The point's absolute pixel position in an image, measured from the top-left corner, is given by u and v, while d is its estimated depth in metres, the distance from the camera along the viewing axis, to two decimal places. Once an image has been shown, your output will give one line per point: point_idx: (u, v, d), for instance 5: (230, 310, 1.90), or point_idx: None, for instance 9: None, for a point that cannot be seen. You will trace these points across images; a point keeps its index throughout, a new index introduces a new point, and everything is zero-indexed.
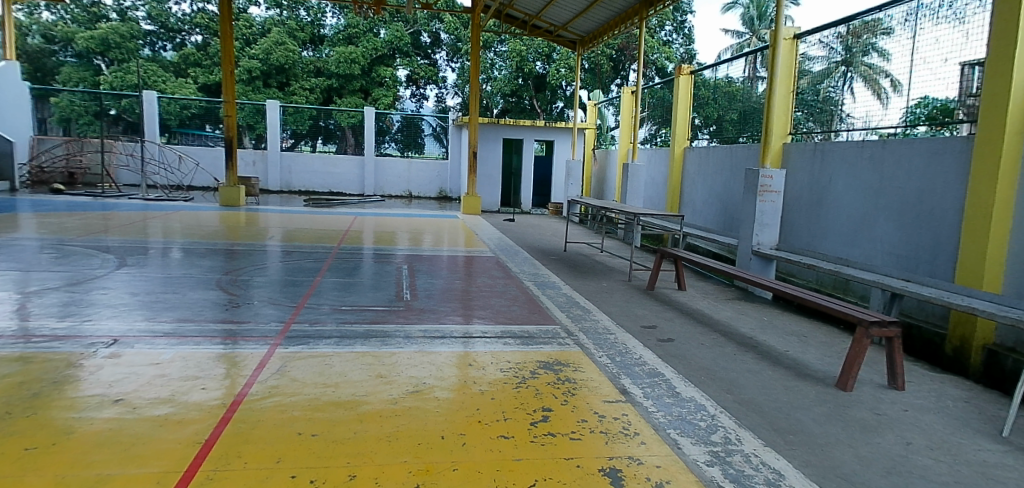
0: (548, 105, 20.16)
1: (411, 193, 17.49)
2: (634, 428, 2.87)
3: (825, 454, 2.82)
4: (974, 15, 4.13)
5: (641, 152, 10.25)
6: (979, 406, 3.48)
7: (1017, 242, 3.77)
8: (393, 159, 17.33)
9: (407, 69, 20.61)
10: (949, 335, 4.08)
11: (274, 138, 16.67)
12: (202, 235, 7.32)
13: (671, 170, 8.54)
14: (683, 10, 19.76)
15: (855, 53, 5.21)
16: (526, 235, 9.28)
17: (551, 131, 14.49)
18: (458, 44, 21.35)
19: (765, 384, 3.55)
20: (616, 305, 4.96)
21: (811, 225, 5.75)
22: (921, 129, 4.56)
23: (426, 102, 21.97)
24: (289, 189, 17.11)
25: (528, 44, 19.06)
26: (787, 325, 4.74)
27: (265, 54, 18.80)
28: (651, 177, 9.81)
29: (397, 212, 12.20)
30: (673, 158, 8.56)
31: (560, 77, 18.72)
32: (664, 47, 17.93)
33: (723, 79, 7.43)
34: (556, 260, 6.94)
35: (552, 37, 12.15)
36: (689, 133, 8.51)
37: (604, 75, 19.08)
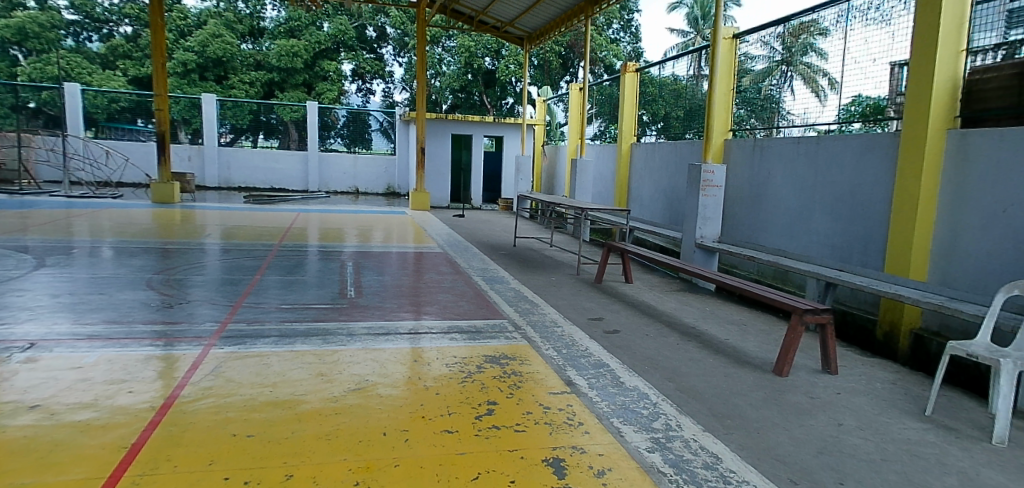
0: (498, 101, 20.26)
1: (358, 189, 17.27)
2: (579, 418, 2.92)
3: (761, 437, 2.95)
4: (899, 17, 4.33)
5: (591, 148, 10.45)
6: (905, 387, 3.69)
7: (939, 231, 4.00)
8: (338, 154, 17.07)
9: (353, 63, 20.32)
10: (880, 321, 4.28)
11: (211, 134, 16.20)
12: (133, 233, 7.05)
13: (620, 165, 8.69)
14: (630, 9, 20.05)
15: (794, 53, 5.37)
16: (476, 231, 9.27)
17: (501, 127, 14.48)
18: (405, 39, 21.13)
19: (706, 372, 3.66)
20: (564, 299, 5.02)
21: (751, 218, 5.93)
22: (855, 126, 4.75)
23: (373, 96, 21.93)
24: (228, 185, 16.60)
25: (477, 40, 19.09)
26: (729, 315, 4.88)
27: (201, 46, 18.29)
28: (600, 172, 9.98)
29: (343, 208, 12.00)
30: (621, 153, 8.72)
31: (509, 74, 18.74)
32: (612, 45, 18.17)
33: (669, 77, 7.58)
34: (505, 255, 6.95)
35: (499, 33, 12.19)
36: (637, 129, 8.66)
37: (553, 72, 19.17)
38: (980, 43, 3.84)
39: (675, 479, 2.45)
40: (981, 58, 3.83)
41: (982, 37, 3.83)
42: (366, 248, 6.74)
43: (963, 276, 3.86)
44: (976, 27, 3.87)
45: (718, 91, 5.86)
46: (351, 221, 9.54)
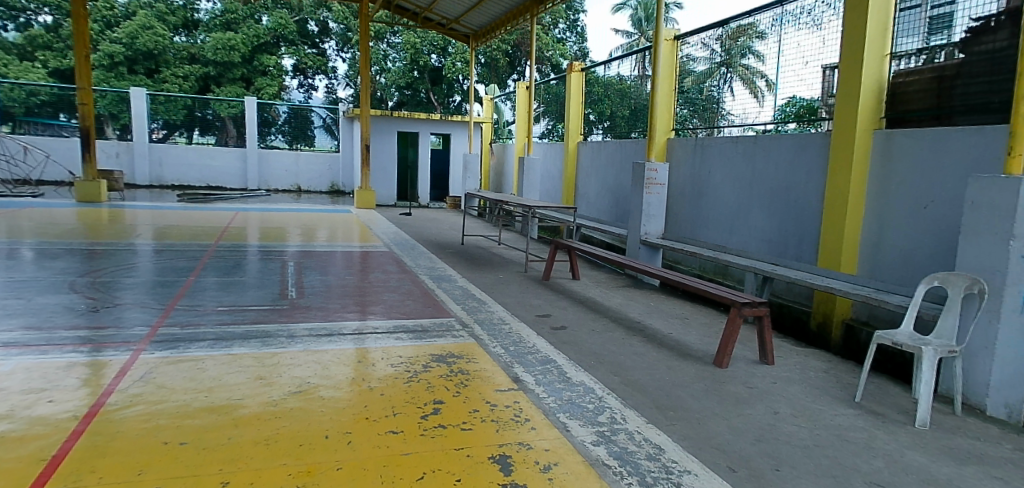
0: (445, 98, 20.15)
1: (300, 188, 16.88)
2: (525, 415, 2.94)
3: (701, 427, 3.04)
4: (829, 21, 4.53)
5: (539, 146, 10.55)
6: (836, 375, 3.87)
7: (867, 226, 4.22)
8: (279, 151, 16.69)
9: (294, 58, 19.87)
10: (814, 312, 4.48)
11: (141, 130, 15.47)
12: (55, 234, 6.68)
13: (567, 164, 8.79)
14: (575, 9, 20.31)
15: (733, 55, 5.53)
16: (423, 229, 9.20)
17: (447, 124, 14.42)
18: (349, 34, 20.77)
19: (650, 365, 3.75)
20: (512, 296, 5.04)
21: (693, 215, 6.10)
22: (790, 126, 4.94)
23: (316, 93, 21.54)
24: (160, 183, 15.95)
25: (423, 37, 18.94)
26: (673, 309, 5.01)
27: (130, 38, 17.51)
28: (547, 170, 10.12)
29: (285, 207, 11.68)
30: (568, 152, 8.83)
31: (456, 71, 18.66)
32: (558, 44, 18.37)
33: (615, 77, 7.71)
34: (453, 253, 6.92)
35: (445, 31, 12.14)
36: (583, 128, 8.78)
37: (500, 70, 19.22)
38: (904, 47, 4.05)
39: (620, 472, 2.50)
40: (905, 62, 4.04)
41: (906, 42, 4.04)
42: (309, 248, 6.59)
43: (889, 269, 4.08)
44: (900, 33, 4.08)
45: (661, 91, 6.00)
46: (294, 220, 9.30)
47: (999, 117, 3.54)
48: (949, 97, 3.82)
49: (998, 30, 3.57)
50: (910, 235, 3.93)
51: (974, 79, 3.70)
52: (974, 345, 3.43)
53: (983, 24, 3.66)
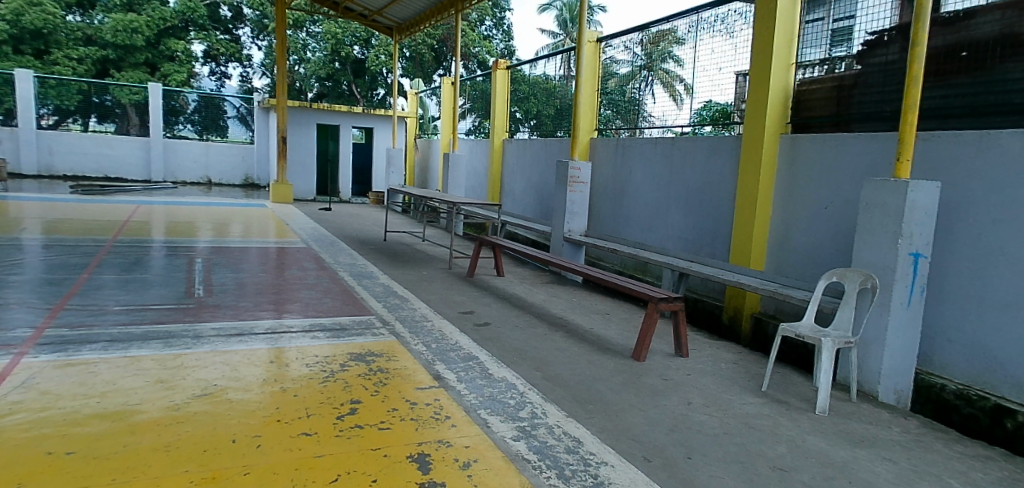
0: (369, 92, 19.82)
1: (211, 180, 16.23)
2: (446, 412, 2.93)
3: (619, 419, 3.13)
4: (740, 30, 4.76)
5: (464, 142, 10.60)
6: (745, 366, 4.09)
7: (773, 225, 4.48)
8: (187, 142, 15.92)
9: (204, 43, 18.98)
10: (726, 307, 4.71)
11: (26, 113, 14.30)
12: None
13: (492, 160, 8.87)
14: (502, 8, 20.42)
15: (653, 59, 5.71)
16: (344, 225, 8.98)
17: (370, 117, 14.23)
18: (265, 21, 20.06)
19: (571, 360, 3.83)
20: (435, 293, 5.01)
21: (616, 213, 6.27)
22: (706, 129, 5.14)
23: (228, 81, 20.85)
24: (50, 174, 14.86)
25: (345, 27, 18.48)
26: (595, 305, 5.14)
27: (15, 15, 16.12)
28: (472, 166, 10.20)
29: (194, 200, 11.09)
30: (494, 148, 8.90)
31: (379, 64, 18.29)
32: (485, 41, 18.45)
33: (541, 76, 7.83)
34: (375, 249, 6.81)
35: (367, 22, 11.92)
36: (508, 126, 8.88)
37: (426, 65, 19.08)
38: (809, 57, 4.34)
39: (538, 466, 2.53)
40: (809, 71, 4.33)
41: (811, 52, 4.32)
42: (221, 244, 6.25)
43: (793, 265, 4.35)
44: (806, 43, 4.36)
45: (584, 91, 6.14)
46: (203, 214, 8.83)
47: (889, 125, 3.79)
48: (847, 105, 4.08)
49: (890, 44, 3.81)
50: (811, 233, 4.20)
51: (869, 90, 3.93)
52: (867, 336, 3.71)
53: (877, 37, 3.90)
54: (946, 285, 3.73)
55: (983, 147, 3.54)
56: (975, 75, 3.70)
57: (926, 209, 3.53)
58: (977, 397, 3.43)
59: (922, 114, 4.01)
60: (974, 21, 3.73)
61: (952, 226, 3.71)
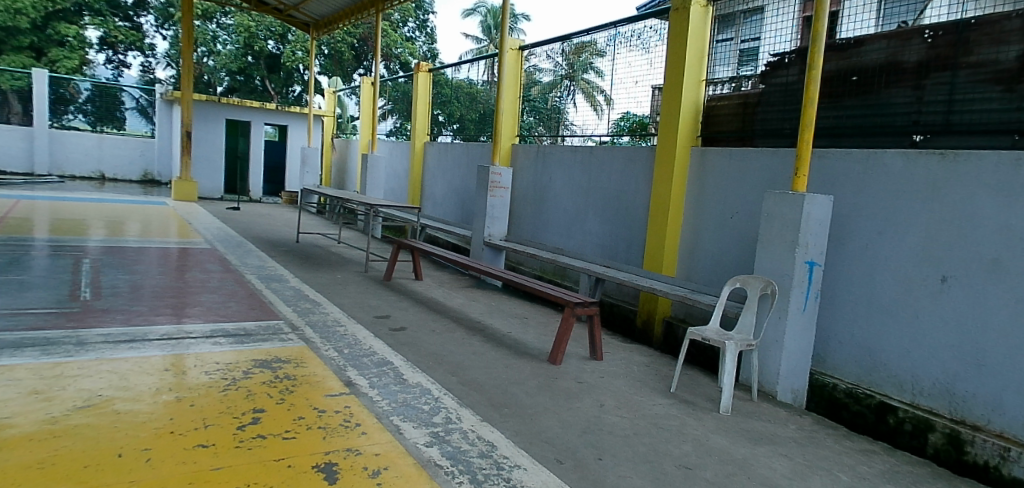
0: (284, 88, 19.17)
1: (103, 175, 15.13)
2: (356, 419, 2.86)
3: (534, 422, 3.17)
4: (655, 46, 4.97)
5: (383, 144, 10.51)
6: (656, 368, 4.25)
7: (684, 233, 4.70)
8: (78, 133, 14.81)
9: (100, 29, 17.74)
10: (640, 311, 4.88)
11: None
12: None
13: (413, 163, 8.84)
14: (425, 10, 20.30)
15: (575, 69, 5.83)
16: (252, 225, 8.61)
17: (285, 115, 13.85)
18: (171, 10, 19.02)
19: (487, 364, 3.84)
20: (349, 297, 4.90)
21: (537, 219, 6.37)
22: (624, 139, 5.29)
23: (127, 70, 19.58)
24: None
25: (259, 21, 17.77)
26: (513, 309, 5.19)
27: None
28: (392, 168, 10.12)
29: (86, 196, 10.27)
30: (414, 151, 8.87)
31: (296, 60, 17.65)
32: (408, 43, 18.27)
33: (464, 80, 7.84)
34: (287, 252, 6.57)
35: (282, 17, 11.53)
36: (430, 129, 8.87)
37: (346, 63, 18.66)
38: (719, 75, 4.58)
39: (451, 471, 2.52)
40: (718, 88, 4.57)
41: (721, 70, 4.56)
42: (114, 244, 5.85)
43: (701, 272, 4.57)
44: (717, 61, 4.59)
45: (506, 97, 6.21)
46: (93, 211, 8.23)
47: (788, 142, 4.05)
48: (751, 121, 4.33)
49: (790, 66, 4.08)
50: (718, 242, 4.44)
51: (771, 108, 4.19)
52: (768, 339, 3.95)
53: (779, 59, 4.17)
54: (837, 292, 4.03)
55: (869, 165, 3.87)
56: (864, 98, 4.03)
57: (820, 220, 3.80)
58: (864, 395, 3.73)
59: (817, 133, 4.32)
60: (863, 48, 4.06)
61: (842, 237, 4.01)
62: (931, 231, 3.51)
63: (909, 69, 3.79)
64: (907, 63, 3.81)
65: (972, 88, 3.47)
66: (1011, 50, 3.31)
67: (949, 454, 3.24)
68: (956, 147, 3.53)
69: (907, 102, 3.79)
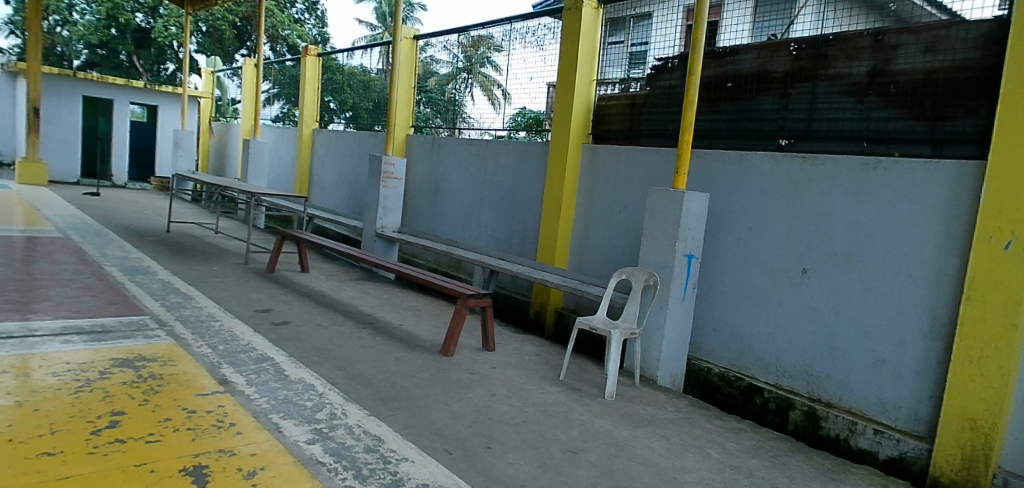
0: (155, 65, 17.72)
1: None
2: (230, 419, 2.72)
3: (423, 415, 3.17)
4: (549, 43, 5.10)
5: (268, 130, 10.03)
6: (546, 358, 4.38)
7: (575, 226, 4.87)
8: None
9: None
10: (533, 303, 5.02)
11: None
12: None
13: (301, 151, 8.57)
14: None
15: (473, 62, 5.86)
16: (116, 213, 7.91)
17: (154, 94, 13.02)
18: None
19: (377, 357, 3.79)
20: (227, 290, 4.64)
21: (433, 212, 6.35)
22: (521, 135, 5.33)
23: None
24: None
25: None
26: (406, 302, 5.15)
27: None
28: (277, 154, 9.70)
29: None
30: (301, 138, 8.59)
31: (169, 36, 16.35)
32: (296, 25, 17.55)
33: (357, 67, 7.65)
34: (157, 242, 6.10)
35: None
36: (319, 115, 8.61)
37: (226, 42, 17.56)
38: (610, 75, 4.77)
39: (334, 468, 2.45)
40: (609, 88, 4.76)
41: (612, 71, 4.74)
42: None
43: (590, 265, 4.76)
44: (608, 63, 4.78)
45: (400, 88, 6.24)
46: None
47: (671, 143, 4.29)
48: (637, 121, 4.54)
49: (673, 70, 4.31)
50: (605, 236, 4.64)
51: (656, 109, 4.43)
52: (650, 327, 4.17)
53: (664, 63, 4.38)
54: (711, 283, 4.35)
55: (742, 166, 4.18)
56: (738, 103, 4.35)
57: (698, 216, 4.07)
58: (734, 378, 4.05)
59: (696, 134, 4.61)
60: (736, 57, 4.38)
61: (717, 232, 4.33)
62: (793, 228, 3.87)
63: (777, 78, 4.13)
64: (775, 73, 4.15)
65: (830, 99, 3.85)
66: (862, 66, 3.70)
67: (806, 430, 3.61)
68: (816, 152, 3.90)
69: (774, 109, 4.14)
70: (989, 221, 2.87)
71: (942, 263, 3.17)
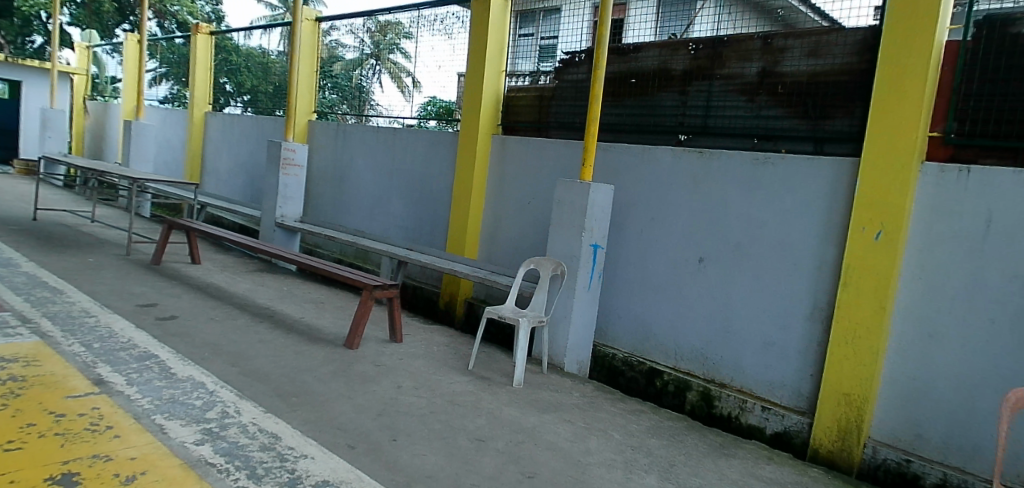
0: (18, 37, 16.01)
1: None
2: (107, 422, 2.53)
3: (325, 409, 3.09)
4: (458, 32, 5.09)
5: (153, 111, 9.35)
6: (455, 348, 4.40)
7: (486, 217, 4.89)
8: None
9: None
10: (443, 294, 5.02)
11: None
12: None
13: (191, 135, 8.08)
14: None
15: (381, 49, 5.76)
16: None
17: (15, 69, 11.84)
18: None
19: (274, 352, 3.65)
20: (105, 284, 4.31)
21: (338, 201, 6.17)
22: (431, 124, 5.30)
23: None
24: None
25: None
26: (308, 294, 4.99)
27: None
28: (164, 138, 9.08)
29: None
30: (192, 121, 8.09)
31: (35, 6, 14.83)
32: (186, 1, 16.48)
33: (256, 48, 7.35)
34: (23, 232, 5.53)
35: None
36: (211, 97, 8.17)
37: (105, 16, 16.18)
38: (521, 67, 4.80)
39: (226, 468, 2.33)
40: (519, 80, 4.81)
41: (523, 63, 4.78)
42: None
43: (500, 255, 4.81)
44: (519, 55, 4.81)
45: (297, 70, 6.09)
46: None
47: (578, 135, 4.39)
48: (546, 114, 4.61)
49: (580, 64, 4.40)
50: (515, 227, 4.70)
51: (563, 102, 4.50)
52: (557, 315, 4.27)
53: (571, 57, 4.47)
54: (616, 273, 4.50)
55: (645, 159, 4.35)
56: (641, 99, 4.52)
57: (603, 207, 4.20)
58: (637, 362, 4.23)
59: (602, 128, 4.75)
60: (640, 54, 4.54)
61: (621, 222, 4.49)
62: (690, 219, 4.08)
63: (676, 76, 4.33)
64: (675, 71, 4.34)
65: (724, 97, 4.08)
66: (754, 67, 3.95)
67: (702, 409, 3.85)
68: (712, 147, 4.12)
69: (674, 106, 4.33)
70: (862, 213, 3.14)
71: (822, 251, 3.45)
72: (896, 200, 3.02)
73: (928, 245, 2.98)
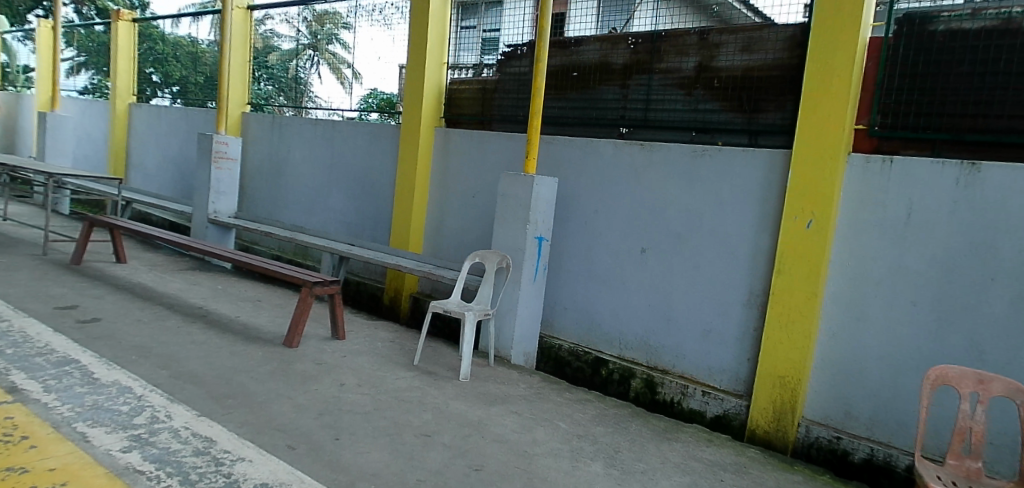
0: None
1: None
2: (22, 432, 2.39)
3: (264, 410, 3.01)
4: (397, 23, 5.02)
5: (71, 103, 8.82)
6: (399, 343, 4.36)
7: (431, 210, 4.85)
8: None
9: None
10: (387, 289, 4.96)
11: None
12: None
13: (114, 128, 7.68)
14: None
15: (319, 39, 5.64)
16: None
17: None
18: None
19: (207, 353, 3.53)
20: (20, 287, 4.06)
21: (276, 196, 5.99)
22: (372, 117, 5.22)
23: None
24: None
25: None
26: (245, 293, 4.84)
27: None
28: (83, 130, 8.59)
29: None
30: (114, 113, 7.68)
31: None
32: None
33: (184, 37, 7.04)
34: None
35: None
36: (136, 88, 7.78)
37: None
38: (464, 59, 4.77)
39: (155, 476, 2.23)
40: (462, 72, 4.78)
41: (465, 55, 4.76)
42: None
43: (446, 249, 4.79)
44: (461, 47, 4.78)
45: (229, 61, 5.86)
46: None
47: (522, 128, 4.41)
48: (490, 107, 4.61)
49: (522, 58, 4.41)
50: (460, 220, 4.68)
51: (507, 95, 4.51)
52: (503, 308, 4.29)
53: (513, 50, 4.47)
54: (561, 264, 4.55)
55: (588, 151, 4.40)
56: (584, 92, 4.57)
57: (547, 200, 4.23)
58: (583, 352, 4.30)
59: (545, 121, 4.78)
60: (581, 48, 4.58)
61: (565, 214, 4.54)
62: (631, 210, 4.16)
63: (617, 70, 4.40)
64: (615, 65, 4.41)
65: (663, 91, 4.17)
66: (690, 61, 4.05)
67: (645, 396, 3.95)
68: (652, 140, 4.22)
69: (616, 99, 4.40)
70: (793, 203, 3.27)
71: (757, 240, 3.59)
72: (825, 189, 3.17)
73: (854, 233, 3.15)
